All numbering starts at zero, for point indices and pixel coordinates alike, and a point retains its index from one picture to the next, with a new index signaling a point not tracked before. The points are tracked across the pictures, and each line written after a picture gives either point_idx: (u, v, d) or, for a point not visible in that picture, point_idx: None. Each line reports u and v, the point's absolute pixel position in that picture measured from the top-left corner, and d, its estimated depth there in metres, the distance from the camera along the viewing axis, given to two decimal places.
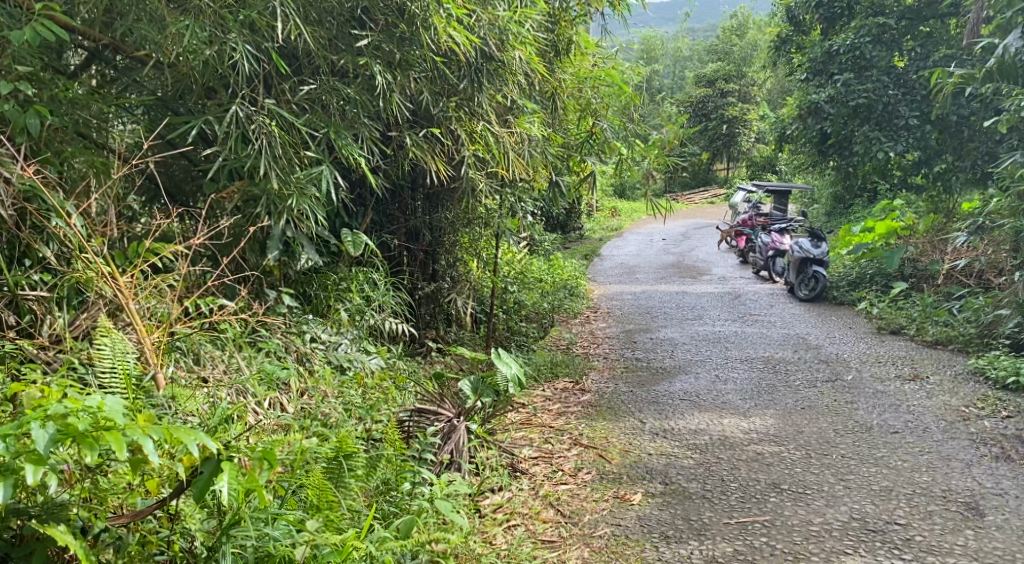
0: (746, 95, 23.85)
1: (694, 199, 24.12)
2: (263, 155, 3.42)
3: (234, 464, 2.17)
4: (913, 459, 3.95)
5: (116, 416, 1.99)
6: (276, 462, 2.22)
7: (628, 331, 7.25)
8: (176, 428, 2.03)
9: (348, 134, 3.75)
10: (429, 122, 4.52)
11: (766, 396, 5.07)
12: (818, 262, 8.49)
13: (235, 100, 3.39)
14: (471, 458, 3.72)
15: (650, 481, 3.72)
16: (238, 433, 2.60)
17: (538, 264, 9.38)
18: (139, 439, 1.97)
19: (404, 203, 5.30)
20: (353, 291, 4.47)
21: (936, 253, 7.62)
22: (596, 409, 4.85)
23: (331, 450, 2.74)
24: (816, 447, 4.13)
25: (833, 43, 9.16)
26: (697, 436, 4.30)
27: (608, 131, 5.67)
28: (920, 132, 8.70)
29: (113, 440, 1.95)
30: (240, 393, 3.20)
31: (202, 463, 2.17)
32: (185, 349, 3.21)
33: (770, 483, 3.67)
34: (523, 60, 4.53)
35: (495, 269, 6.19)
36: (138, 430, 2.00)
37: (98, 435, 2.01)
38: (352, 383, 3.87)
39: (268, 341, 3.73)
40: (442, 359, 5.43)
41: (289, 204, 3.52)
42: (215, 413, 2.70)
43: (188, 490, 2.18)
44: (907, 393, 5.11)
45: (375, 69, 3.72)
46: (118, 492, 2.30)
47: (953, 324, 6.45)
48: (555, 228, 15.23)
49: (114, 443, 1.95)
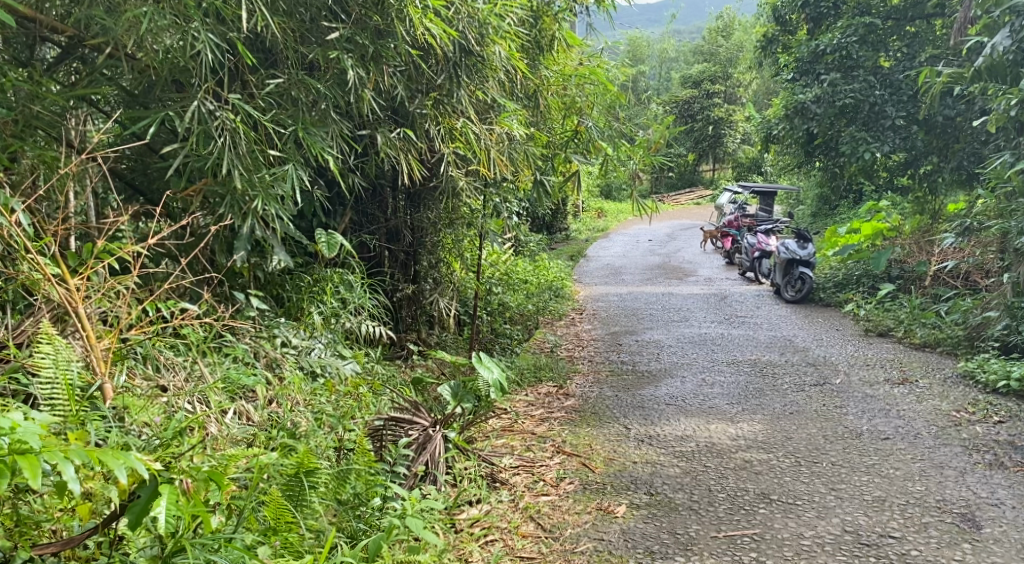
0: (732, 96, 23.82)
1: (680, 200, 24.08)
2: (227, 153, 3.29)
3: (173, 487, 2.06)
4: (905, 467, 3.82)
5: (30, 439, 1.87)
6: (220, 484, 2.10)
7: (613, 334, 7.11)
8: (100, 452, 1.91)
9: (319, 131, 3.60)
10: (405, 119, 4.37)
11: (754, 401, 4.94)
12: (804, 263, 8.38)
13: (198, 95, 3.24)
14: (448, 468, 3.57)
15: (635, 491, 3.57)
16: (188, 451, 2.42)
17: (523, 266, 9.25)
18: (58, 464, 1.85)
19: (383, 203, 5.15)
20: (327, 294, 4.31)
21: (923, 254, 7.52)
22: (580, 415, 4.70)
23: (290, 466, 2.55)
24: (806, 455, 3.99)
25: (820, 43, 9.05)
26: (684, 443, 4.16)
27: (592, 130, 5.53)
28: (907, 132, 8.59)
29: (27, 466, 1.83)
30: (202, 403, 3.08)
31: (138, 487, 2.05)
32: (141, 355, 3.05)
33: (759, 493, 3.53)
34: (504, 54, 4.38)
35: (478, 270, 6.04)
36: (58, 454, 1.88)
37: (12, 460, 1.89)
38: (324, 390, 3.71)
39: (234, 348, 3.58)
40: (422, 362, 5.27)
41: (253, 204, 3.40)
42: (166, 427, 2.56)
43: (124, 516, 2.06)
44: (897, 397, 4.99)
45: (347, 63, 3.56)
46: (49, 517, 2.19)
47: (942, 325, 6.35)
48: (541, 229, 15.09)
49: (27, 469, 1.82)
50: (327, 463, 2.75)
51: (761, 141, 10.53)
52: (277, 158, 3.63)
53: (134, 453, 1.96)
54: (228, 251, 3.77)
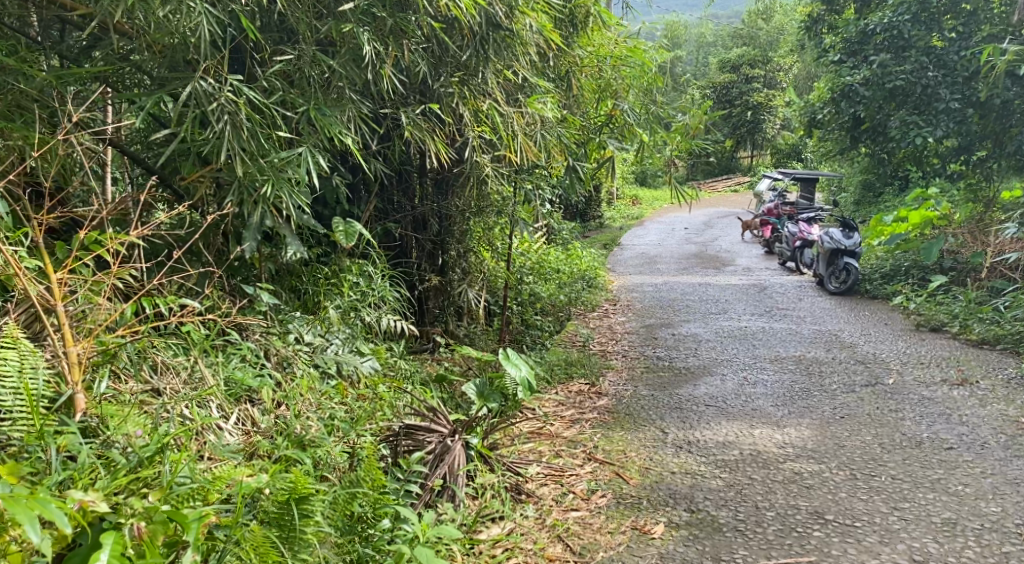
0: (773, 80, 23.15)
1: (717, 188, 23.61)
2: (228, 136, 3.00)
3: (115, 537, 1.97)
4: (975, 484, 3.46)
5: None
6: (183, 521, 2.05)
7: (648, 326, 6.76)
8: (15, 503, 1.85)
9: (332, 110, 3.31)
10: (427, 98, 4.07)
11: (801, 404, 4.57)
12: (849, 253, 7.92)
13: (195, 75, 2.96)
14: (469, 480, 3.27)
15: (674, 507, 3.26)
16: (164, 477, 2.25)
17: (555, 254, 8.93)
18: None
19: (408, 188, 4.85)
20: (345, 286, 4.03)
21: (978, 245, 7.10)
22: (613, 416, 4.39)
23: (283, 491, 2.32)
24: (862, 467, 3.63)
25: (869, 22, 8.54)
26: (726, 451, 3.83)
27: (629, 114, 5.17)
28: (962, 116, 8.04)
29: None
30: (204, 407, 2.85)
31: (78, 535, 2.05)
32: (135, 357, 2.78)
33: (813, 512, 3.19)
34: (534, 28, 4.05)
35: (508, 260, 5.74)
36: None
37: None
38: (338, 392, 3.44)
39: (241, 346, 3.31)
40: (449, 356, 4.97)
41: (262, 191, 3.13)
42: (151, 439, 2.37)
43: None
44: (958, 400, 4.61)
45: (362, 36, 3.24)
46: None
47: (1001, 322, 5.94)
48: (574, 216, 14.74)
49: None
50: (328, 485, 2.49)
51: (803, 127, 10.03)
52: (288, 140, 3.34)
53: (53, 502, 1.91)
54: (235, 239, 3.52)
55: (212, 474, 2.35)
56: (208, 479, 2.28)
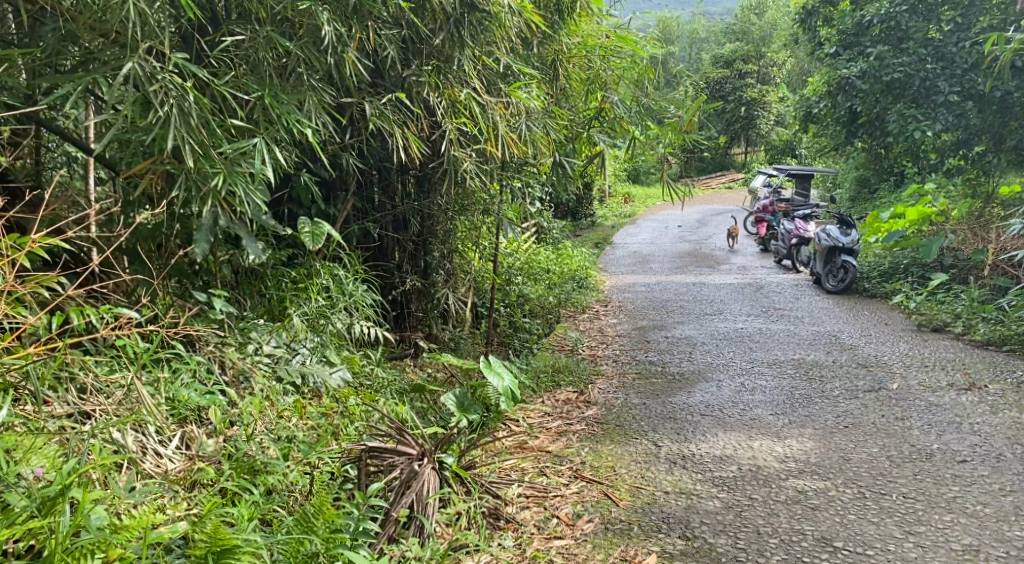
0: (765, 76, 22.90)
1: (711, 185, 23.40)
2: (174, 123, 2.68)
3: None
4: (995, 503, 3.17)
5: None
6: None
7: (640, 329, 6.47)
8: None
9: (289, 97, 3.01)
10: (397, 88, 3.76)
11: (802, 412, 4.29)
12: (847, 251, 7.63)
13: (134, 55, 2.65)
14: (442, 506, 2.98)
15: (667, 534, 2.97)
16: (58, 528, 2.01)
17: (546, 254, 8.65)
18: None
19: (390, 186, 4.56)
20: (314, 291, 3.72)
21: (980, 242, 6.85)
22: (603, 428, 4.09)
23: (202, 543, 2.16)
24: (872, 484, 3.34)
25: (866, 14, 8.24)
26: (724, 466, 3.54)
27: (619, 107, 4.80)
28: (960, 109, 7.67)
29: None
30: (139, 432, 2.55)
31: None
32: (61, 377, 2.50)
33: (819, 538, 2.92)
34: (513, 10, 3.75)
35: (493, 261, 5.44)
36: None
37: None
38: (298, 410, 3.14)
39: (189, 360, 3.00)
40: (431, 363, 4.66)
41: (213, 185, 2.82)
42: (53, 480, 2.10)
43: None
44: (967, 407, 4.33)
45: (321, 15, 2.95)
46: None
47: (1007, 321, 5.68)
48: (565, 215, 14.46)
49: None
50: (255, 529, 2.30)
51: (797, 122, 9.75)
52: (242, 131, 3.03)
53: None
54: (189, 242, 3.21)
55: (123, 521, 2.11)
56: (112, 534, 2.04)
